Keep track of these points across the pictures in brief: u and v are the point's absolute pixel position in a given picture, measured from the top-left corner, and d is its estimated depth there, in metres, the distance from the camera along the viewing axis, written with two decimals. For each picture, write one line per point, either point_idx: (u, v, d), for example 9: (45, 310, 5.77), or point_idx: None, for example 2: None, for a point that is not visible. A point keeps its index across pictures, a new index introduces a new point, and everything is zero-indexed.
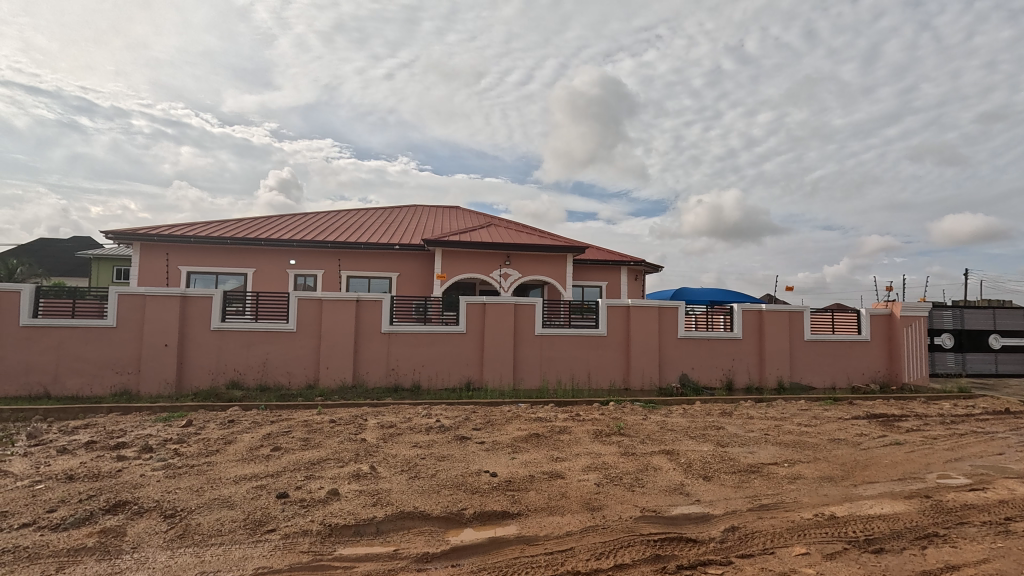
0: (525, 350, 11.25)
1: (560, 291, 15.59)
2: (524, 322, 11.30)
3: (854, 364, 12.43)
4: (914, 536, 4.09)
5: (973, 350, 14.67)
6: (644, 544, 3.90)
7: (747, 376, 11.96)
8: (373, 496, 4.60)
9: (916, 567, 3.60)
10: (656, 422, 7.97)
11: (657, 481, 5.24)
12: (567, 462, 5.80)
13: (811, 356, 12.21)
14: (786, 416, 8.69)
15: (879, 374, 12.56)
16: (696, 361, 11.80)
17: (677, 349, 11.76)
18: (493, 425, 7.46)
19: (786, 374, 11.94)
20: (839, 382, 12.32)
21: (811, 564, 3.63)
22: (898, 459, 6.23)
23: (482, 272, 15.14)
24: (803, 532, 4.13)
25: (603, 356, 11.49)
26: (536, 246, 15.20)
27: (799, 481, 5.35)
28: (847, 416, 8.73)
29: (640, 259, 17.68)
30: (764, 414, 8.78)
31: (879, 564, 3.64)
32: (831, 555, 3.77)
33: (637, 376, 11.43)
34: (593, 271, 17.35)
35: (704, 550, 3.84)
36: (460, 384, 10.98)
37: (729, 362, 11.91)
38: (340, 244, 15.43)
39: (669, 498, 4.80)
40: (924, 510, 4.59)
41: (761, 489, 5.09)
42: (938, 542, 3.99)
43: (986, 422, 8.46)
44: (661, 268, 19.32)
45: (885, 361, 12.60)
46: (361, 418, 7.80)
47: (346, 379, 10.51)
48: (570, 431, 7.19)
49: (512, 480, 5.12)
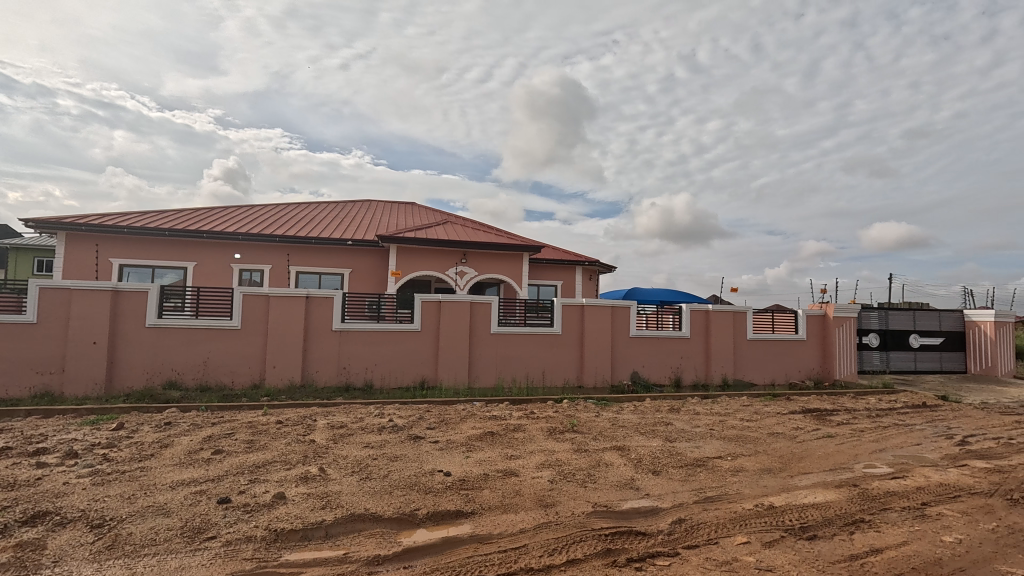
0: (480, 349, 11.22)
1: (516, 289, 15.65)
2: (480, 320, 11.26)
3: (791, 362, 13.17)
4: (843, 522, 4.38)
5: (895, 348, 15.85)
6: (595, 538, 3.98)
7: (694, 374, 12.41)
8: (322, 499, 4.45)
9: (846, 551, 3.84)
10: (608, 419, 8.13)
11: (609, 476, 5.36)
12: (521, 460, 5.82)
13: (753, 354, 12.84)
14: (730, 411, 9.07)
15: (814, 370, 13.36)
16: (647, 358, 12.14)
17: (629, 347, 12.05)
18: (447, 424, 7.39)
19: (730, 371, 12.50)
20: (777, 379, 13.01)
21: (751, 552, 3.81)
22: (830, 451, 6.66)
23: (437, 269, 14.98)
24: (744, 522, 4.33)
25: (557, 354, 11.63)
26: (492, 245, 15.21)
27: (741, 473, 5.62)
28: (785, 411, 9.20)
29: (595, 260, 18.03)
30: (709, 410, 9.14)
31: (812, 550, 3.86)
32: (769, 542, 3.98)
33: (591, 373, 11.64)
34: (549, 270, 17.52)
35: (653, 543, 3.96)
36: (414, 383, 10.82)
37: (677, 360, 12.32)
38: (290, 239, 14.86)
39: (620, 493, 4.92)
40: (853, 498, 4.93)
41: (706, 482, 5.30)
42: (864, 527, 4.28)
43: (907, 416, 9.15)
44: (614, 268, 19.76)
45: (819, 358, 13.42)
46: (309, 418, 7.55)
47: (295, 378, 10.14)
48: (524, 429, 7.23)
49: (466, 479, 5.10)
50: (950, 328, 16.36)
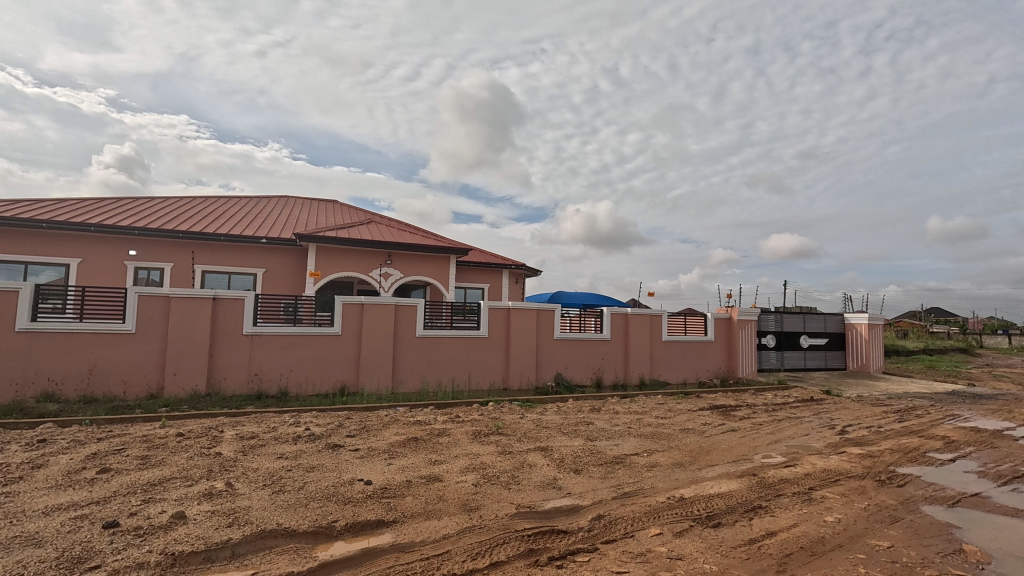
0: (404, 353, 10.97)
1: (443, 292, 15.50)
2: (404, 323, 11.02)
3: (701, 362, 14.12)
4: (744, 509, 4.76)
5: (788, 348, 17.50)
6: (518, 539, 4.02)
7: (614, 374, 12.94)
8: (229, 516, 4.14)
9: (746, 536, 4.17)
10: (533, 420, 8.27)
11: (532, 477, 5.44)
12: (445, 465, 5.76)
13: (667, 355, 13.62)
14: (646, 409, 9.55)
15: (720, 370, 14.42)
16: (570, 360, 12.49)
17: (552, 349, 12.33)
18: (369, 431, 7.15)
19: (647, 371, 13.18)
20: (689, 378, 13.89)
21: (664, 543, 4.03)
22: (733, 444, 7.22)
23: (360, 270, 14.48)
24: (657, 514, 4.58)
25: (483, 357, 11.65)
26: (419, 246, 14.96)
27: (655, 468, 5.94)
28: (695, 408, 9.85)
29: (521, 263, 18.28)
30: (627, 409, 9.57)
31: (717, 537, 4.16)
32: (680, 532, 4.23)
33: (516, 376, 11.77)
34: (476, 273, 17.51)
35: (573, 540, 4.07)
36: (334, 389, 10.37)
37: (598, 362, 12.78)
38: (196, 235, 13.71)
39: (542, 493, 5.01)
40: (752, 486, 5.37)
41: (624, 478, 5.55)
42: (761, 513, 4.68)
43: (797, 409, 10.14)
44: (539, 272, 20.14)
45: (725, 358, 14.51)
46: (216, 430, 6.99)
47: (199, 387, 9.35)
48: (449, 433, 7.17)
49: (388, 486, 4.96)
50: (833, 330, 18.33)
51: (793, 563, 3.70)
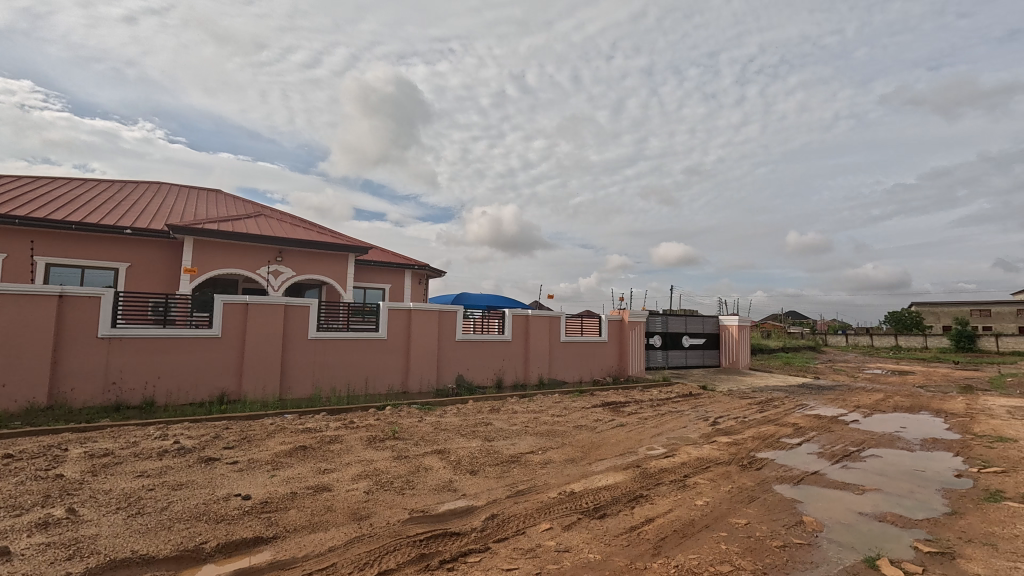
0: (294, 356, 10.30)
1: (340, 292, 14.77)
2: (295, 324, 10.34)
3: (595, 362, 14.89)
4: (628, 499, 5.08)
5: (672, 347, 19.05)
6: (409, 546, 3.94)
7: (514, 375, 13.18)
8: (70, 548, 3.59)
9: (627, 524, 4.46)
10: (431, 423, 8.17)
11: (428, 480, 5.37)
12: (335, 473, 5.49)
13: (564, 355, 14.18)
14: (543, 408, 9.86)
15: (612, 368, 15.31)
16: (471, 362, 12.51)
17: (454, 351, 12.27)
18: (251, 442, 6.61)
19: (545, 371, 13.60)
20: (584, 378, 14.57)
21: (553, 537, 4.18)
22: (621, 438, 7.70)
23: (246, 268, 13.35)
24: (549, 510, 4.74)
25: (381, 360, 11.28)
26: (314, 243, 14.13)
27: (548, 465, 6.15)
28: (588, 405, 10.36)
29: (424, 264, 17.99)
30: (525, 408, 9.80)
31: (601, 527, 4.39)
32: (568, 525, 4.41)
33: (416, 378, 11.55)
34: (376, 273, 16.93)
35: (466, 541, 4.08)
36: (211, 398, 9.43)
37: (499, 363, 12.95)
38: (38, 222, 11.76)
39: (437, 496, 4.96)
40: (635, 477, 5.76)
41: (518, 476, 5.68)
42: (642, 501, 5.03)
43: (678, 403, 11.07)
44: (443, 273, 19.97)
45: (617, 358, 15.44)
46: (57, 448, 6.03)
47: (38, 400, 8.03)
48: (341, 440, 6.84)
49: (269, 500, 4.62)
50: (710, 330, 20.26)
51: (667, 545, 4.03)
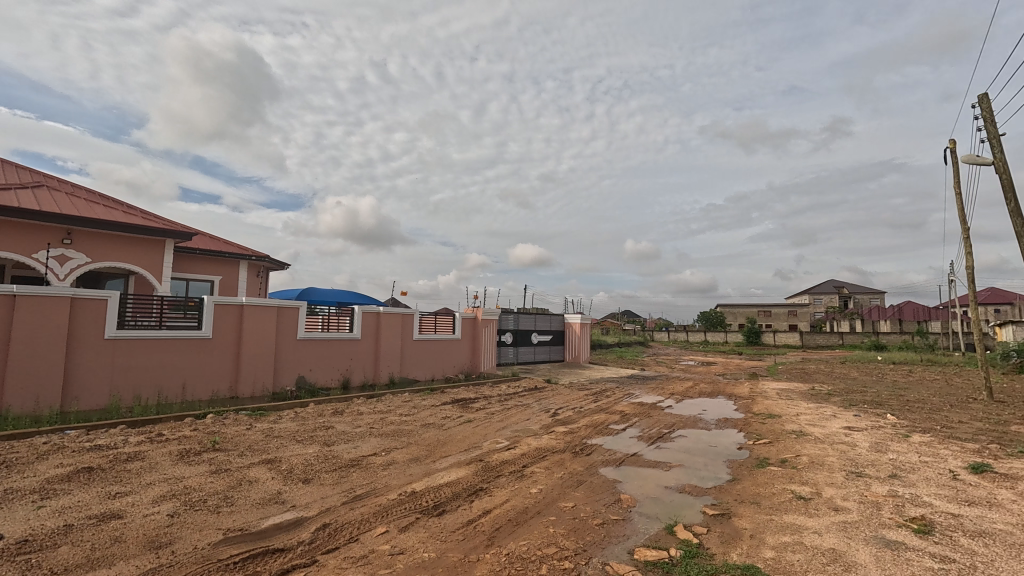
0: (85, 360, 8.54)
1: (153, 283, 12.66)
2: (87, 321, 8.60)
3: (448, 359, 14.96)
4: (468, 493, 5.17)
5: (522, 344, 19.98)
6: (220, 570, 3.50)
7: (362, 375, 12.60)
8: None
9: (465, 518, 4.53)
10: (262, 430, 7.42)
11: (251, 494, 4.86)
12: (132, 496, 4.66)
13: (416, 353, 13.99)
14: (391, 408, 9.60)
15: (465, 366, 15.54)
16: (314, 362, 11.65)
17: (294, 351, 11.31)
18: (11, 467, 5.30)
19: (396, 370, 13.26)
20: (436, 375, 14.53)
21: (388, 540, 4.06)
22: (467, 434, 7.83)
23: (18, 251, 10.72)
24: (386, 512, 4.61)
25: (204, 362, 9.92)
26: (119, 225, 11.89)
27: (391, 466, 5.99)
28: (438, 402, 10.36)
29: (264, 254, 16.30)
30: (372, 409, 9.44)
31: (439, 524, 4.40)
32: (405, 526, 4.34)
33: (247, 382, 10.38)
34: (203, 262, 14.81)
35: (291, 557, 3.76)
36: None
37: (346, 362, 12.27)
38: None
39: (261, 511, 4.50)
40: (477, 471, 5.90)
41: (356, 481, 5.42)
42: (481, 494, 5.17)
43: (524, 397, 11.65)
44: (286, 265, 18.32)
45: (469, 355, 15.71)
46: None
47: None
48: (144, 457, 5.85)
49: (31, 538, 3.74)
50: (557, 328, 21.69)
51: (501, 535, 4.19)
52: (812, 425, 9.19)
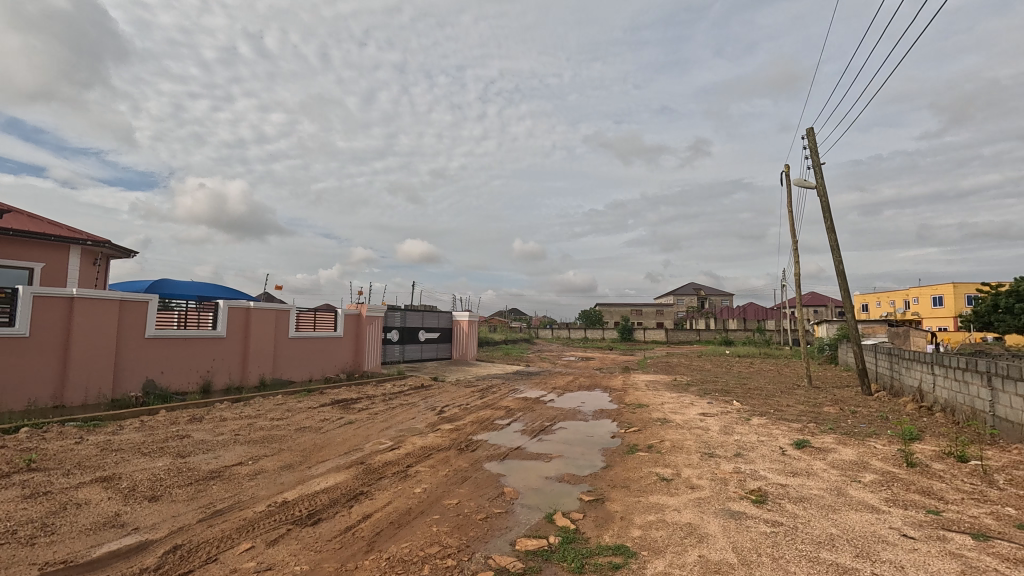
0: None
1: None
2: None
3: (328, 358, 14.12)
4: (346, 499, 4.90)
5: (408, 341, 19.52)
6: None
7: (227, 377, 11.36)
8: None
9: (342, 525, 4.29)
10: (96, 444, 6.35)
11: (80, 520, 4.12)
12: None
13: (292, 352, 13.00)
14: (261, 412, 8.79)
15: (346, 365, 14.79)
16: (167, 363, 10.25)
17: (141, 351, 9.85)
18: None
19: (268, 371, 12.19)
20: (314, 376, 13.63)
21: (253, 557, 3.70)
22: (347, 436, 7.44)
23: None
24: (252, 526, 4.20)
25: (19, 365, 8.21)
26: None
27: (259, 476, 5.47)
28: (316, 404, 9.73)
29: (103, 239, 14.01)
30: (238, 414, 8.57)
31: (313, 534, 4.11)
32: (274, 540, 3.98)
33: (78, 388, 8.77)
34: (17, 246, 12.24)
35: None
36: None
37: (208, 363, 10.99)
38: None
39: (92, 538, 3.84)
40: (357, 475, 5.62)
41: (217, 494, 4.86)
42: (361, 499, 4.93)
43: (409, 396, 11.40)
44: (133, 253, 15.92)
45: (351, 354, 14.99)
46: None
47: None
48: None
49: None
50: (445, 325, 21.54)
51: (381, 539, 4.03)
52: (674, 413, 10.20)
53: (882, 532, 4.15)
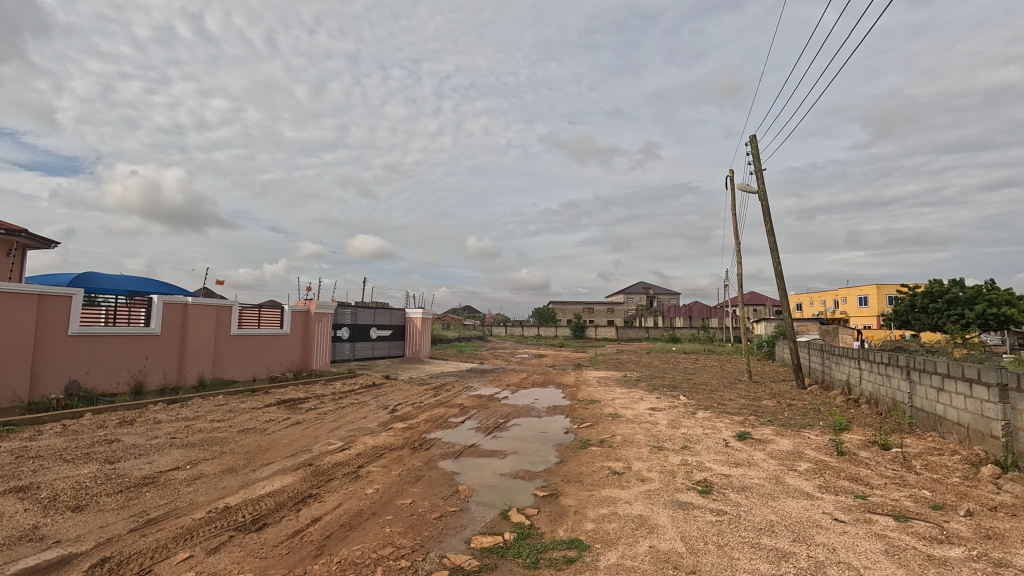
0: None
1: None
2: None
3: (273, 357, 13.56)
4: (293, 502, 4.71)
5: (359, 339, 19.03)
6: None
7: (162, 377, 10.67)
8: None
9: (290, 530, 4.12)
10: (10, 451, 5.80)
11: None
12: None
13: (234, 351, 12.39)
14: (200, 414, 8.32)
15: (293, 364, 14.25)
16: (94, 363, 9.51)
17: (64, 350, 9.09)
18: None
19: (207, 370, 11.56)
20: (258, 375, 13.05)
21: (191, 567, 3.48)
22: (294, 437, 7.16)
23: None
24: (191, 535, 3.96)
25: None
26: None
27: (197, 481, 5.17)
28: (260, 405, 9.32)
29: (18, 228, 12.86)
30: (174, 416, 8.08)
31: (258, 540, 3.92)
32: (214, 548, 3.77)
33: None
34: None
35: None
36: None
37: (140, 362, 10.30)
38: None
39: (6, 554, 3.50)
40: (306, 477, 5.42)
41: (150, 502, 4.55)
42: (310, 502, 4.75)
43: (360, 395, 11.13)
44: (53, 244, 14.69)
45: (299, 352, 14.47)
46: None
47: None
48: None
49: None
50: (397, 322, 21.14)
51: (331, 542, 3.90)
52: (624, 408, 10.48)
53: (815, 517, 4.42)
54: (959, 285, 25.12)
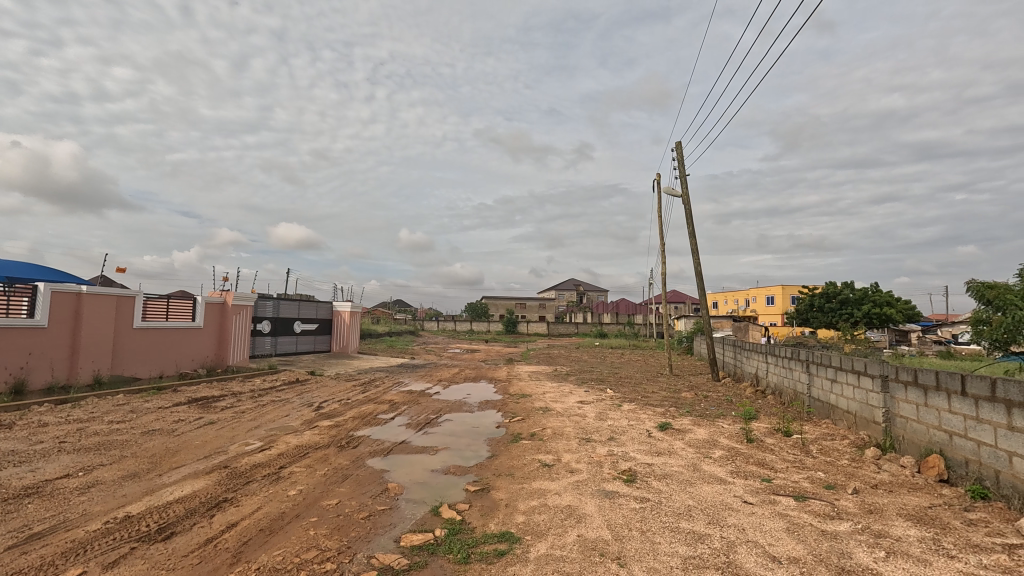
0: None
1: None
2: None
3: (183, 351, 12.54)
4: (206, 509, 4.38)
5: (281, 333, 18.05)
6: None
7: (49, 375, 9.53)
8: None
9: (202, 538, 3.83)
10: None
11: None
12: None
13: (136, 345, 11.31)
14: (96, 415, 7.52)
15: (206, 359, 13.25)
16: None
17: None
18: None
19: (105, 367, 10.47)
20: (166, 372, 12.00)
21: None
22: (207, 438, 6.66)
23: None
24: (84, 549, 3.57)
25: None
26: None
27: (92, 489, 4.67)
28: (168, 404, 8.59)
29: None
30: (64, 418, 7.24)
31: (165, 551, 3.62)
32: (112, 563, 3.42)
33: None
34: None
35: None
36: None
37: (22, 358, 9.13)
38: None
39: None
40: (220, 481, 5.06)
41: (33, 515, 4.05)
42: (225, 506, 4.44)
43: (283, 392, 10.56)
44: None
45: (213, 347, 13.49)
46: None
47: None
48: None
49: None
50: (323, 316, 20.29)
51: (248, 549, 3.67)
52: (555, 402, 10.72)
53: (727, 500, 4.76)
54: (850, 287, 28.10)
